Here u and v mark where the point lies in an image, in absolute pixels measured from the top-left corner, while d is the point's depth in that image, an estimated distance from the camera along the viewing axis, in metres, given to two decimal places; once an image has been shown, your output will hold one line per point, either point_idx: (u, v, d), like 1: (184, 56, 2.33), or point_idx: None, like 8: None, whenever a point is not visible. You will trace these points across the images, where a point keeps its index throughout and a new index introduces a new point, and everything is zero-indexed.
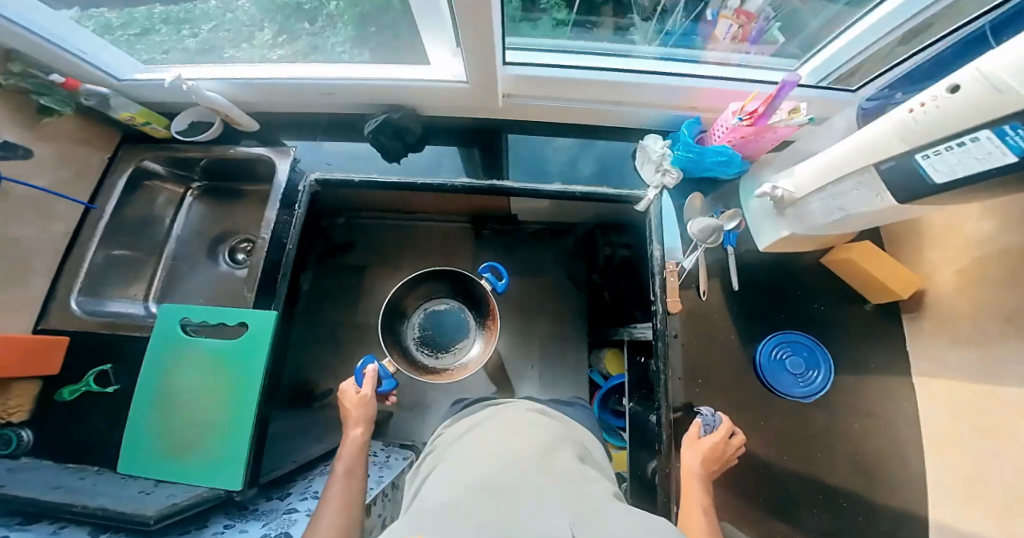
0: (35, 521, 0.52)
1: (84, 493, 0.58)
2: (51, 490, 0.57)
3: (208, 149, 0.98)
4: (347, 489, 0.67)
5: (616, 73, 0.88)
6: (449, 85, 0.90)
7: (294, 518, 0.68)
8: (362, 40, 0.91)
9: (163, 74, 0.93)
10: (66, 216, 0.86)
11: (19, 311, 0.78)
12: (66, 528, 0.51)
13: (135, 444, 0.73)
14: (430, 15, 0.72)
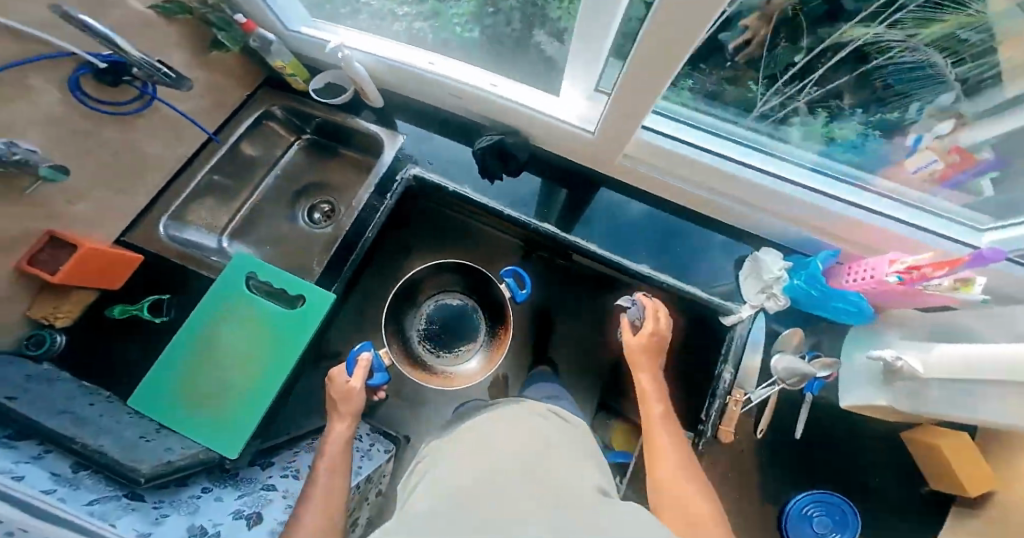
0: (22, 437, 0.51)
1: (82, 423, 0.58)
2: (59, 412, 0.58)
3: (330, 113, 1.01)
4: (336, 486, 0.56)
5: (761, 173, 0.78)
6: (571, 125, 0.86)
7: (266, 498, 0.65)
8: (483, 22, 0.85)
9: (325, 35, 0.94)
10: (191, 140, 0.91)
11: (116, 217, 0.82)
12: (58, 459, 0.51)
13: (157, 385, 0.72)
14: (588, 65, 0.69)
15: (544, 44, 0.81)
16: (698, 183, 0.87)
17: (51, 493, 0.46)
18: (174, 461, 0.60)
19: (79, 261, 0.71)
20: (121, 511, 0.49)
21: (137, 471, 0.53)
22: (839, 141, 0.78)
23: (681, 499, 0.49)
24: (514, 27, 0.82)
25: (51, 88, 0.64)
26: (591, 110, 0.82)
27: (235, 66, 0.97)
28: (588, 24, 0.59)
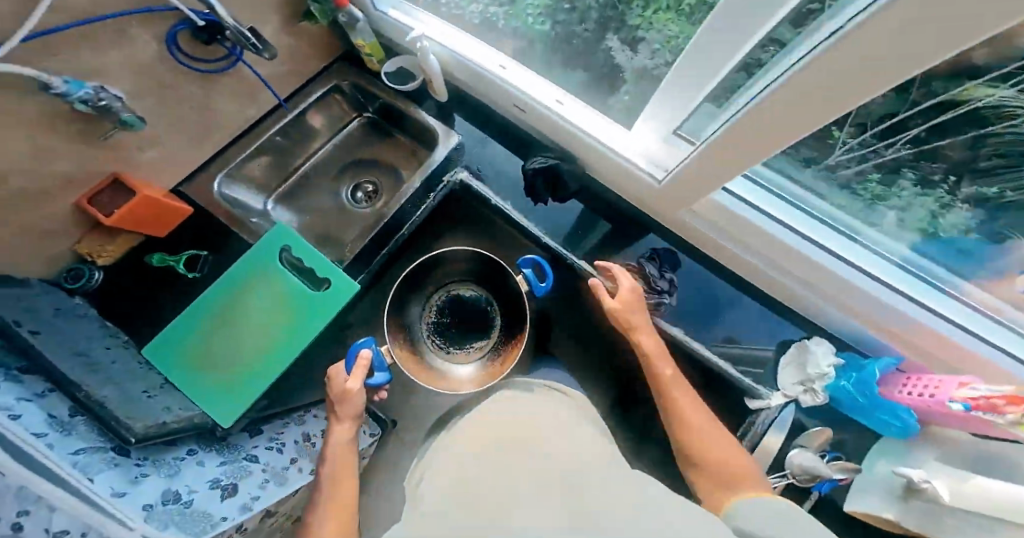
0: (30, 372, 0.53)
1: (93, 368, 0.59)
2: (73, 353, 0.59)
3: (396, 101, 0.99)
4: (340, 499, 0.55)
5: (838, 261, 0.70)
6: (636, 166, 0.81)
7: (246, 470, 0.64)
8: (555, 17, 0.79)
9: (410, 22, 0.92)
10: (261, 104, 0.92)
11: (174, 166, 0.84)
12: (59, 408, 0.52)
13: (175, 339, 0.72)
14: (682, 104, 0.61)
15: (615, 50, 0.75)
16: (761, 254, 0.80)
17: (41, 436, 0.46)
18: (168, 422, 0.59)
19: (135, 207, 0.75)
20: (103, 464, 0.49)
21: (130, 428, 0.53)
22: (941, 237, 0.65)
23: (715, 456, 0.54)
24: (587, 27, 0.76)
25: (150, 39, 0.65)
26: (668, 154, 0.74)
27: (322, 39, 0.95)
28: (696, 55, 0.51)
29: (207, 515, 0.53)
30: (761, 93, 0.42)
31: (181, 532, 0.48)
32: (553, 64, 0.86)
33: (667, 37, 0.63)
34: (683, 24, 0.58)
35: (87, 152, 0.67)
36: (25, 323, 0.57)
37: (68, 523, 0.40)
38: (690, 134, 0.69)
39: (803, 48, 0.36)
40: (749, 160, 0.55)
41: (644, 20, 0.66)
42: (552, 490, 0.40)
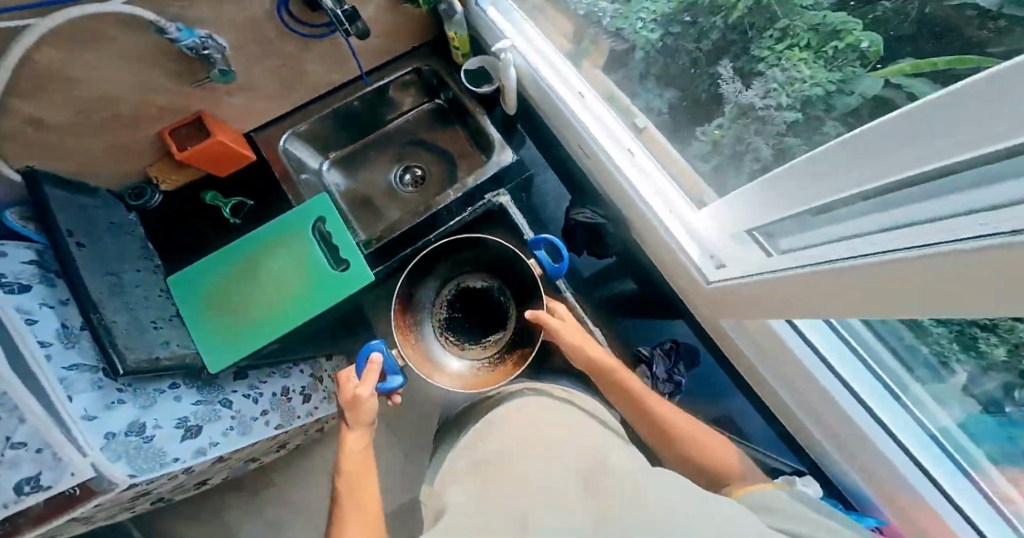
0: (53, 285, 0.60)
1: (115, 290, 0.63)
2: (105, 272, 0.64)
3: (466, 99, 0.92)
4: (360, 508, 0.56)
5: (865, 412, 0.60)
6: (688, 256, 0.73)
7: (217, 415, 0.66)
8: (669, 28, 0.62)
9: (506, 30, 0.85)
10: (347, 72, 0.89)
11: (247, 113, 0.85)
12: (69, 324, 0.57)
13: (191, 289, 0.73)
14: (768, 214, 0.51)
15: (723, 81, 0.57)
16: (785, 380, 0.69)
17: (43, 346, 0.52)
18: (162, 358, 0.61)
19: (203, 149, 0.77)
20: (86, 385, 0.52)
21: (122, 359, 0.56)
22: (999, 411, 0.46)
23: (701, 447, 0.62)
24: (701, 47, 0.58)
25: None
26: (735, 256, 0.64)
27: (419, 24, 0.88)
28: (807, 176, 0.41)
29: (161, 454, 0.55)
30: (884, 256, 0.32)
31: (128, 467, 0.51)
32: (649, 86, 0.70)
33: (793, 81, 0.47)
34: (817, 69, 0.44)
35: (167, 84, 0.70)
36: (76, 236, 0.64)
37: (27, 436, 0.44)
38: (765, 238, 0.58)
39: (966, 232, 0.25)
40: (827, 313, 0.44)
41: (771, 54, 0.49)
42: (570, 495, 0.43)
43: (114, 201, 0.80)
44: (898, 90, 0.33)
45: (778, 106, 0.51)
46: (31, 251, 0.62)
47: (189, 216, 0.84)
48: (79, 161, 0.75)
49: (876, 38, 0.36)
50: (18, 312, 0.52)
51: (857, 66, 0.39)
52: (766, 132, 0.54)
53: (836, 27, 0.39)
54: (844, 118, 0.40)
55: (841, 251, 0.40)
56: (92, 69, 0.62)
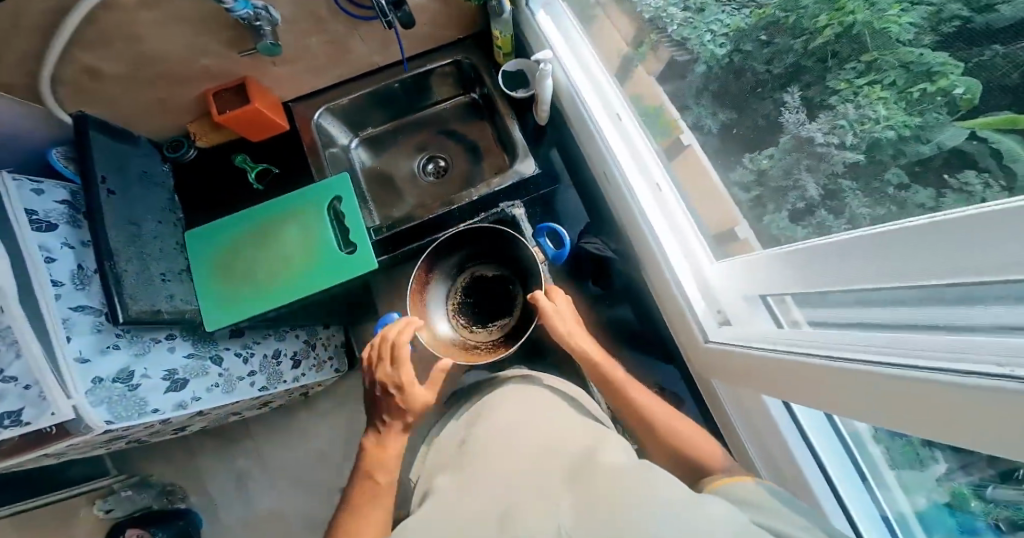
0: (80, 225, 0.65)
1: (132, 240, 0.65)
2: (126, 221, 0.66)
3: (499, 102, 0.84)
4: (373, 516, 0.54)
5: (833, 497, 0.55)
6: (695, 314, 0.69)
7: (206, 370, 0.68)
8: (739, 45, 0.54)
9: (557, 43, 0.83)
10: (388, 55, 0.83)
11: (280, 84, 0.81)
12: (84, 265, 0.61)
13: (201, 256, 0.73)
14: (797, 285, 0.45)
15: (788, 110, 0.49)
16: (746, 417, 0.66)
17: (55, 285, 0.56)
18: (163, 311, 0.63)
19: (235, 116, 0.74)
20: (87, 328, 0.57)
21: (124, 308, 0.58)
22: (963, 509, 0.40)
23: (683, 440, 0.54)
24: (771, 70, 0.51)
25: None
26: (742, 316, 0.60)
27: (465, 15, 0.80)
28: (887, 278, 0.32)
29: (142, 404, 0.60)
30: (898, 369, 0.28)
31: (107, 413, 0.56)
32: (704, 101, 0.62)
33: (866, 119, 0.40)
34: (895, 111, 0.37)
35: (216, 47, 0.70)
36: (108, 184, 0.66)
37: (18, 372, 0.50)
38: (778, 304, 0.55)
39: (991, 368, 0.22)
40: (824, 404, 0.39)
41: (848, 88, 0.42)
42: (552, 494, 0.42)
43: (153, 150, 0.81)
44: (985, 146, 0.29)
45: (840, 144, 0.43)
46: (66, 191, 0.66)
47: (217, 176, 0.82)
48: (125, 108, 0.76)
49: (975, 86, 0.30)
50: (39, 249, 0.57)
51: (941, 112, 0.33)
52: (818, 170, 0.46)
53: (931, 67, 0.33)
54: (910, 166, 0.36)
55: (862, 341, 0.35)
56: (148, 25, 0.63)
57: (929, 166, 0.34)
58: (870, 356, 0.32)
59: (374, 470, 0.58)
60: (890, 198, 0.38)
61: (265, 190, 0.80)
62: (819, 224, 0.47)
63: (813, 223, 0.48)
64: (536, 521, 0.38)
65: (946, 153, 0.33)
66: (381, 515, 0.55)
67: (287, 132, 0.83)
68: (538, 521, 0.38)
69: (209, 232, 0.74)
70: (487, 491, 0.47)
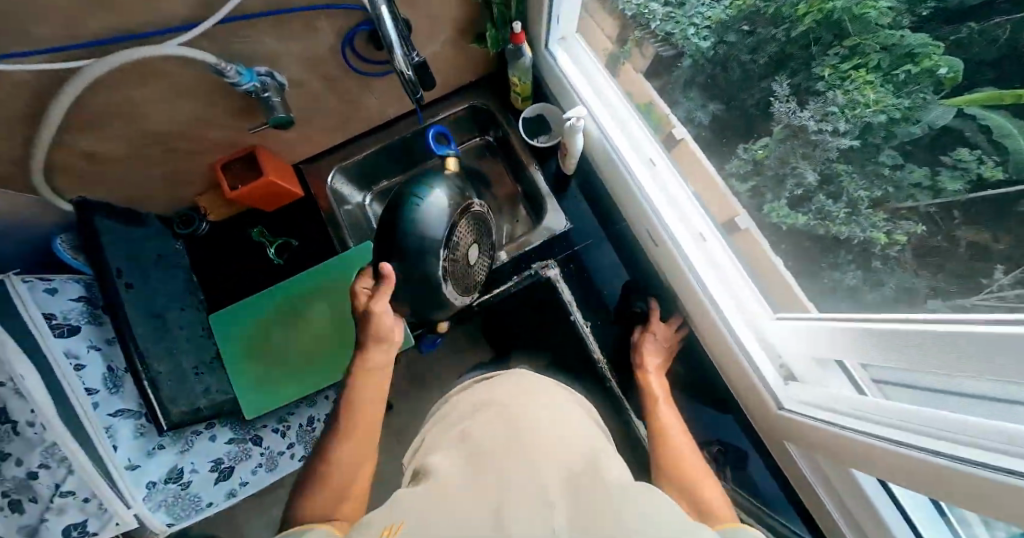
0: (98, 322, 0.64)
1: (159, 334, 0.65)
2: (149, 313, 0.66)
3: (521, 152, 0.84)
4: (344, 471, 0.51)
5: None
6: (758, 380, 0.65)
7: (249, 453, 0.69)
8: (723, 36, 0.58)
9: (580, 86, 0.77)
10: (403, 105, 0.82)
11: (296, 145, 0.79)
12: (113, 368, 0.61)
13: (231, 341, 0.71)
14: (863, 355, 0.45)
15: (777, 101, 0.54)
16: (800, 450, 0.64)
17: (91, 394, 0.55)
18: (203, 407, 0.64)
19: (249, 190, 0.72)
20: (131, 433, 0.58)
21: (164, 412, 0.60)
22: None
23: (700, 496, 0.48)
24: (756, 58, 0.55)
25: (332, 35, 0.61)
26: (813, 379, 0.58)
27: (481, 59, 0.80)
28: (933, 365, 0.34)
29: (196, 501, 0.62)
30: (960, 462, 0.30)
31: (166, 515, 0.57)
32: (692, 95, 0.67)
33: (860, 103, 0.44)
34: (884, 94, 0.41)
35: (222, 117, 0.67)
36: (125, 276, 0.67)
37: (76, 486, 0.48)
38: (861, 369, 0.53)
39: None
40: (902, 480, 0.39)
41: (833, 73, 0.46)
42: (544, 488, 0.36)
43: (163, 228, 0.79)
44: (973, 121, 0.35)
45: (834, 131, 0.48)
46: (80, 285, 0.65)
47: (232, 251, 0.80)
48: (125, 189, 0.73)
49: (957, 65, 0.35)
50: (66, 355, 0.55)
51: (928, 92, 0.38)
52: (814, 158, 0.51)
53: (913, 48, 0.37)
54: (903, 146, 0.41)
55: (941, 422, 0.35)
56: (148, 104, 0.60)
57: (920, 143, 0.39)
58: (943, 446, 0.33)
59: (353, 395, 0.57)
60: (890, 177, 0.43)
61: (286, 264, 0.79)
62: (820, 209, 0.51)
63: (813, 208, 0.52)
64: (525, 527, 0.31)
65: (937, 130, 0.38)
66: (355, 472, 0.52)
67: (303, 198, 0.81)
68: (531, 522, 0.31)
69: (241, 307, 0.72)
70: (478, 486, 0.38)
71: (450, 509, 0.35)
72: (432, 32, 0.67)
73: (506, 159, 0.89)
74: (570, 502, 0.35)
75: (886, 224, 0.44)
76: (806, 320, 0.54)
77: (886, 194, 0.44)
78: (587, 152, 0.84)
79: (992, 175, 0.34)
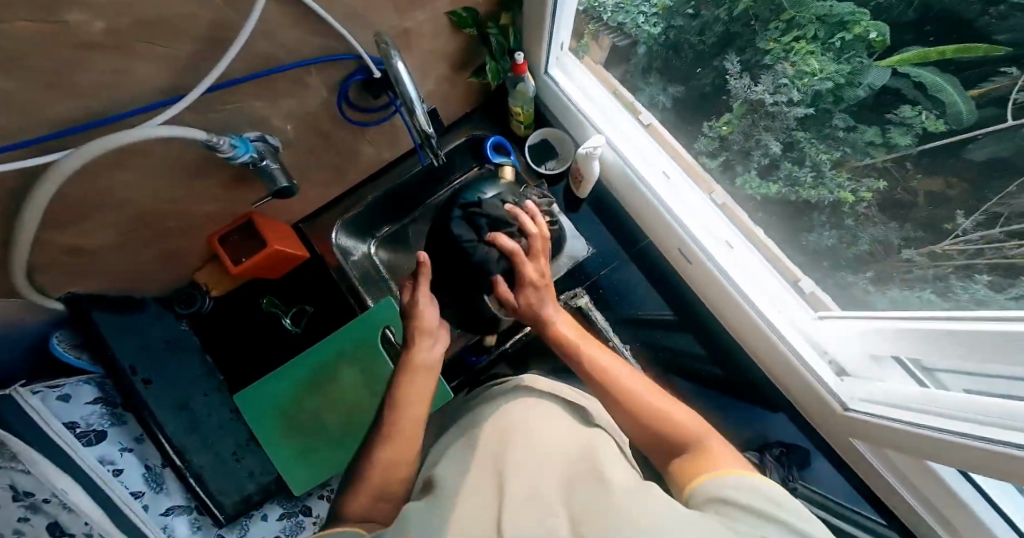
0: (120, 422, 0.61)
1: (189, 426, 0.66)
2: (167, 406, 0.64)
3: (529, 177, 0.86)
4: (381, 473, 0.47)
5: None
6: (811, 381, 0.68)
7: (303, 525, 0.72)
8: (671, 21, 0.64)
9: (589, 110, 0.79)
10: (398, 148, 0.82)
11: (296, 204, 0.78)
12: (153, 467, 0.61)
13: (263, 413, 0.76)
14: (954, 358, 0.47)
15: (731, 77, 0.60)
16: (838, 422, 0.68)
17: (138, 497, 0.56)
18: (252, 493, 0.69)
19: (255, 262, 0.72)
20: (188, 528, 0.62)
21: (222, 509, 0.65)
22: None
23: (669, 421, 0.45)
24: (705, 40, 0.61)
25: (322, 88, 0.59)
26: (869, 374, 0.62)
27: (468, 93, 0.81)
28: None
29: None
30: None
31: None
32: (651, 81, 0.74)
33: (807, 74, 0.50)
34: (826, 62, 0.47)
35: (213, 190, 0.64)
36: (142, 372, 0.64)
37: None
38: (919, 368, 0.58)
39: None
40: (1006, 478, 0.40)
41: (777, 46, 0.52)
42: (546, 501, 0.39)
43: (163, 312, 0.76)
44: (907, 80, 0.40)
45: (789, 100, 0.54)
46: (92, 386, 0.60)
47: (256, 329, 0.82)
48: (125, 277, 0.69)
49: (884, 29, 0.40)
50: (105, 463, 0.54)
51: (864, 56, 0.43)
52: (774, 128, 0.59)
53: (844, 16, 0.43)
54: (851, 109, 0.48)
55: None
56: (131, 188, 0.54)
57: (866, 104, 0.46)
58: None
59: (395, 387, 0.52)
60: (845, 138, 0.50)
61: (304, 332, 0.82)
62: (788, 175, 0.60)
63: (781, 176, 0.62)
64: (528, 529, 0.35)
65: (877, 90, 0.44)
66: (395, 474, 0.48)
67: (311, 259, 0.83)
68: (534, 526, 0.35)
69: (276, 377, 0.76)
70: (476, 510, 0.39)
71: (463, 519, 0.38)
72: (423, 71, 0.68)
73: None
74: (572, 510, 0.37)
75: (850, 184, 0.53)
76: (854, 322, 0.59)
77: (844, 154, 0.52)
78: (602, 177, 0.86)
79: (937, 126, 0.40)
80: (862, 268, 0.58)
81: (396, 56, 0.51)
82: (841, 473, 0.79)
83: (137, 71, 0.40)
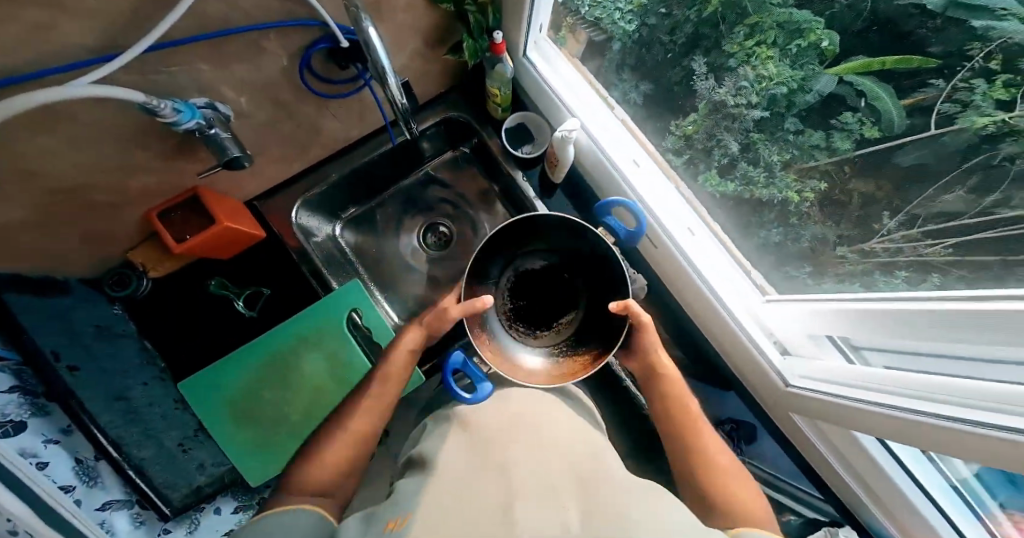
0: (40, 414, 0.53)
1: (127, 416, 0.62)
2: (98, 399, 0.59)
3: (504, 161, 0.84)
4: (347, 445, 0.55)
5: (928, 499, 0.61)
6: (762, 365, 0.72)
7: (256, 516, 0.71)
8: (644, 19, 0.65)
9: (565, 94, 0.78)
10: (367, 125, 0.78)
11: (251, 181, 0.73)
12: (84, 462, 0.56)
13: (216, 402, 0.72)
14: (881, 336, 0.52)
15: (697, 78, 0.62)
16: (779, 401, 0.74)
17: (70, 493, 0.51)
18: (203, 485, 0.69)
19: (201, 242, 0.67)
20: (129, 523, 0.60)
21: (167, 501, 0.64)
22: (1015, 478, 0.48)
23: (721, 469, 0.56)
24: (674, 41, 0.63)
25: (284, 55, 0.55)
26: (809, 354, 0.67)
27: (441, 74, 0.79)
28: (942, 337, 0.42)
29: None
30: (982, 428, 0.37)
31: None
32: (624, 77, 0.75)
33: (762, 78, 0.53)
34: (783, 67, 0.50)
35: (155, 163, 0.58)
36: (66, 358, 0.58)
37: None
38: (847, 345, 0.64)
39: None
40: (922, 446, 0.45)
41: (741, 50, 0.54)
42: (538, 487, 0.39)
43: (94, 296, 0.70)
44: (850, 88, 0.44)
45: (747, 103, 0.57)
46: (7, 373, 0.51)
47: (204, 313, 0.76)
48: (51, 257, 0.62)
49: (835, 38, 0.43)
50: (27, 458, 0.48)
51: (815, 63, 0.46)
52: (734, 129, 0.61)
53: (801, 24, 0.46)
54: (800, 113, 0.51)
55: (958, 392, 0.42)
56: (57, 157, 0.48)
57: (813, 109, 0.49)
58: (982, 417, 0.38)
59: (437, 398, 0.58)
60: (793, 140, 0.54)
61: (260, 315, 0.77)
62: (743, 175, 0.64)
63: (737, 175, 0.65)
64: (538, 516, 0.35)
65: (824, 97, 0.47)
66: (358, 451, 0.55)
67: (267, 239, 0.78)
68: (543, 521, 0.35)
69: (231, 365, 0.73)
70: (469, 494, 0.39)
71: (460, 505, 0.37)
72: (397, 43, 0.65)
73: (488, 170, 0.88)
74: (575, 505, 0.37)
75: (796, 184, 0.56)
76: (797, 306, 0.64)
77: (793, 156, 0.55)
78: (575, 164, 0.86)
79: (872, 134, 0.44)
80: (805, 263, 0.62)
81: (367, 21, 0.48)
82: (786, 452, 0.85)
83: (66, 24, 0.36)
